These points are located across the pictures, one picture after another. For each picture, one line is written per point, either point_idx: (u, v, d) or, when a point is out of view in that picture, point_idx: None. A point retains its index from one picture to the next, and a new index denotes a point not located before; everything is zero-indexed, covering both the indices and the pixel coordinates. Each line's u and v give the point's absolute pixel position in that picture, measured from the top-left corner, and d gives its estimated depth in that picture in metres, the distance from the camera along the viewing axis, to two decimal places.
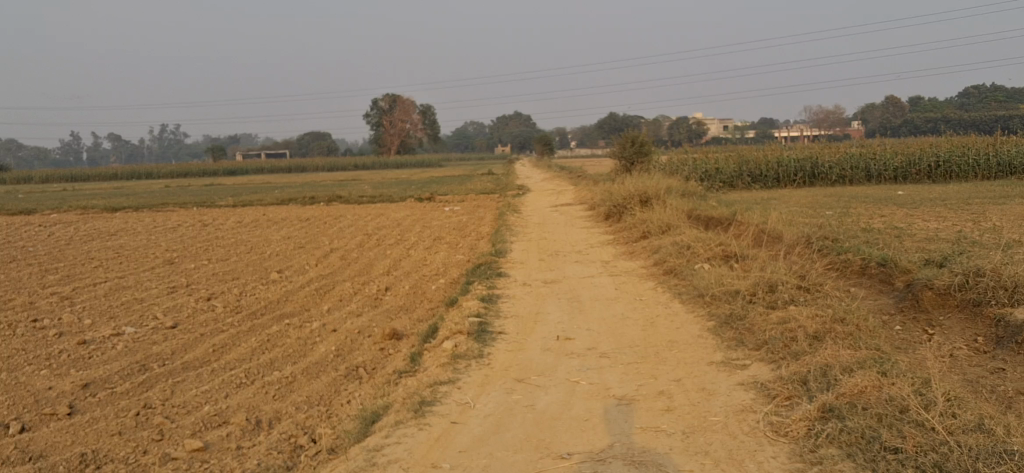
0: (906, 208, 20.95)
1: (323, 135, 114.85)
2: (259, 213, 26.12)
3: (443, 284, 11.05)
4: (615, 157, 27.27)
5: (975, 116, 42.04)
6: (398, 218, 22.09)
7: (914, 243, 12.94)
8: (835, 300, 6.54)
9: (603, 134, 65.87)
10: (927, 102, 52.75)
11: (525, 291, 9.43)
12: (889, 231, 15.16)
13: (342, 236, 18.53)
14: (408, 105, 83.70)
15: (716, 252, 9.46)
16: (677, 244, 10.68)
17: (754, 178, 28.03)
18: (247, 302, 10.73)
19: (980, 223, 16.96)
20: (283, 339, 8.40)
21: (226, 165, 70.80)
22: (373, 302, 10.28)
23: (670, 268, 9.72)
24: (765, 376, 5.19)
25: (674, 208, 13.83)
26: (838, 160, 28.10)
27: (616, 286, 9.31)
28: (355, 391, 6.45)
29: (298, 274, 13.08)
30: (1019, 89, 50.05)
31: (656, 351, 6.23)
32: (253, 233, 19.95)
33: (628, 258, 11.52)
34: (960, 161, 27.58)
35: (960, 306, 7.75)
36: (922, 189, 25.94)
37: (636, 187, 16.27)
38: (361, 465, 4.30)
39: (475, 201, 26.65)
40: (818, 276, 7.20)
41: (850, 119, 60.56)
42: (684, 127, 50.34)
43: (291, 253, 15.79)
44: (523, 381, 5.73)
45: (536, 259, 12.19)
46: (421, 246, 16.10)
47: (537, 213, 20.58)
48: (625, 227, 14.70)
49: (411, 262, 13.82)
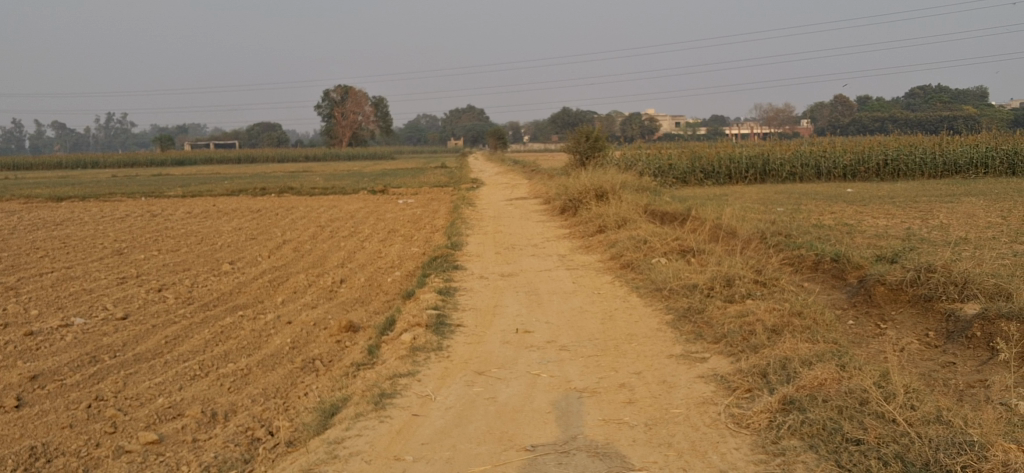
0: (855, 205, 21.29)
1: (274, 126, 113.76)
2: (209, 204, 25.79)
3: (399, 277, 10.99)
4: (570, 151, 27.32)
5: (921, 117, 42.99)
6: (351, 210, 21.95)
7: (865, 239, 13.15)
8: (792, 294, 6.59)
9: (556, 129, 66.07)
10: (874, 101, 53.73)
11: (482, 284, 9.41)
12: (840, 227, 15.41)
13: (295, 228, 18.34)
14: (361, 97, 83.14)
15: (672, 246, 9.50)
16: (634, 239, 10.71)
17: (706, 174, 28.29)
18: (199, 293, 10.58)
19: (928, 220, 17.32)
20: (237, 331, 8.30)
21: (175, 155, 69.82)
22: (328, 294, 10.18)
23: (627, 262, 9.75)
24: (724, 369, 5.22)
25: (629, 204, 13.90)
26: (789, 157, 28.46)
27: (573, 279, 9.33)
28: (312, 384, 6.38)
29: (250, 265, 12.93)
30: (963, 90, 51.24)
31: (615, 344, 6.25)
32: (203, 224, 19.67)
33: (585, 252, 11.55)
34: (907, 159, 28.36)
35: (912, 301, 7.94)
36: (870, 187, 26.43)
37: (591, 181, 16.32)
38: (321, 458, 4.26)
39: (429, 194, 26.55)
40: (774, 271, 7.25)
41: (800, 117, 61.40)
42: (637, 123, 50.61)
43: (243, 245, 15.60)
44: (483, 373, 5.71)
45: (493, 252, 12.17)
46: (375, 238, 15.99)
47: (492, 206, 20.59)
48: (580, 221, 14.75)
49: (366, 254, 13.73)
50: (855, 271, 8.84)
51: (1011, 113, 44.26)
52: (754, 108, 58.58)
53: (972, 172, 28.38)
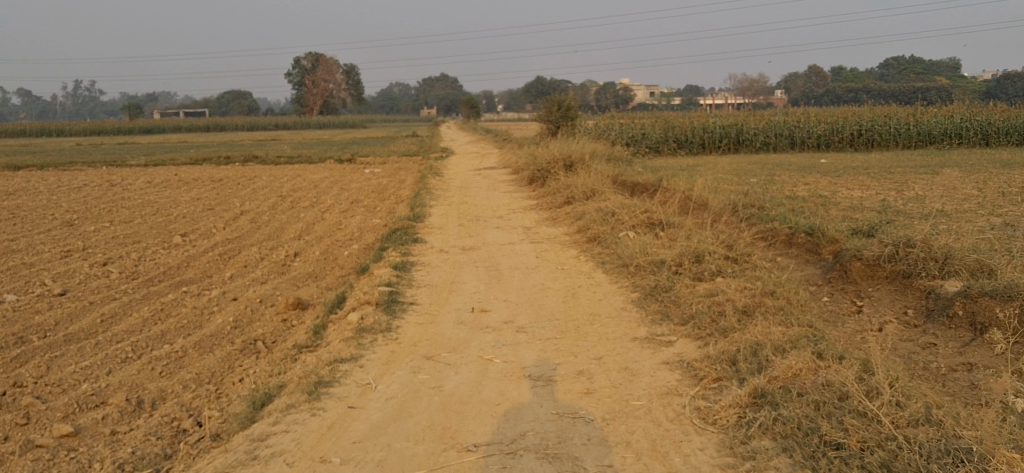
0: (830, 176, 20.98)
1: (244, 93, 112.11)
2: (171, 173, 25.08)
3: (357, 250, 10.49)
4: (541, 121, 26.81)
5: (895, 88, 42.84)
6: (315, 180, 21.38)
7: (840, 212, 12.80)
8: (765, 271, 6.17)
9: (529, 98, 65.42)
10: (848, 72, 53.62)
11: (442, 258, 8.95)
12: (814, 199, 15.06)
13: (255, 198, 17.77)
14: (332, 65, 81.96)
15: (640, 218, 9.06)
16: (601, 211, 10.26)
17: (680, 144, 27.89)
18: (145, 267, 10.07)
19: (903, 192, 17.02)
20: (178, 308, 7.81)
21: (142, 123, 68.49)
22: (281, 269, 9.70)
23: (594, 235, 9.31)
24: (691, 355, 4.80)
25: (598, 174, 13.46)
26: (763, 127, 28.11)
27: (537, 254, 8.89)
28: (250, 367, 5.92)
29: (204, 237, 12.40)
30: (936, 61, 51.18)
31: (576, 325, 5.84)
32: (161, 194, 19.04)
33: (552, 224, 11.10)
34: (882, 129, 28.19)
35: (889, 277, 7.59)
36: (844, 157, 26.15)
37: (560, 150, 15.84)
38: (240, 459, 3.80)
39: (397, 163, 25.99)
40: (745, 246, 6.82)
41: (774, 88, 61.14)
42: (610, 92, 50.10)
43: (199, 215, 15.04)
44: (432, 359, 5.26)
45: (456, 224, 11.70)
46: (336, 209, 15.46)
47: (460, 176, 20.12)
48: (548, 191, 14.30)
49: (325, 226, 13.23)
50: (829, 244, 8.47)
51: (983, 84, 44.28)
52: (728, 77, 58.16)
53: (946, 143, 28.24)
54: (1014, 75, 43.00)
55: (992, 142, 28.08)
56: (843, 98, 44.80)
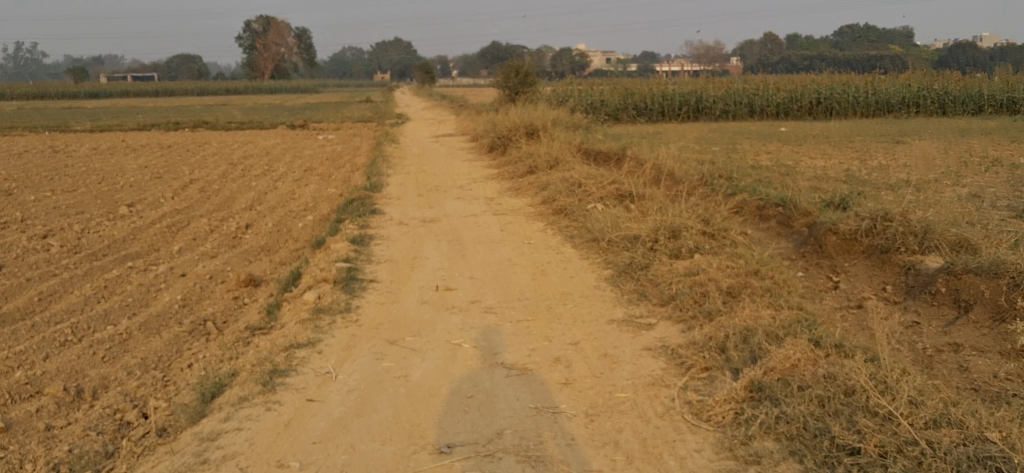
0: (791, 145, 20.86)
1: (193, 57, 109.78)
2: (117, 139, 24.29)
3: (312, 222, 10.07)
4: (499, 87, 26.37)
5: (850, 56, 42.96)
6: (267, 146, 20.78)
7: (806, 182, 12.62)
8: (745, 247, 5.88)
9: (486, 64, 64.74)
10: (803, 40, 53.74)
11: (402, 231, 8.57)
12: (778, 168, 14.88)
13: (205, 165, 17.17)
14: (284, 28, 80.37)
15: (609, 190, 8.75)
16: (567, 182, 9.93)
17: (639, 111, 27.62)
18: (87, 240, 9.55)
19: (866, 161, 16.93)
20: (123, 285, 7.34)
21: (88, 87, 66.76)
22: (232, 242, 9.25)
23: (560, 207, 8.97)
24: (675, 340, 4.49)
25: (561, 142, 13.12)
26: (722, 94, 27.94)
27: (501, 226, 8.54)
28: (200, 351, 5.51)
29: (151, 208, 11.86)
30: (888, 29, 51.48)
31: (548, 305, 5.52)
32: (107, 162, 18.35)
33: (514, 195, 10.75)
34: (840, 97, 28.17)
35: (866, 252, 7.37)
36: (803, 126, 26.08)
37: (521, 117, 15.46)
38: (188, 463, 3.43)
39: (351, 130, 25.42)
40: (722, 220, 6.52)
41: (730, 55, 61.17)
42: (567, 59, 49.67)
43: (146, 184, 14.46)
44: (396, 343, 4.90)
45: (415, 194, 11.30)
46: (290, 177, 14.95)
47: (417, 143, 19.66)
48: (509, 160, 13.94)
49: (279, 195, 12.75)
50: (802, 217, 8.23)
51: (935, 52, 44.64)
52: (684, 44, 58.00)
53: (903, 111, 28.32)
54: (966, 44, 43.38)
55: (949, 111, 28.22)
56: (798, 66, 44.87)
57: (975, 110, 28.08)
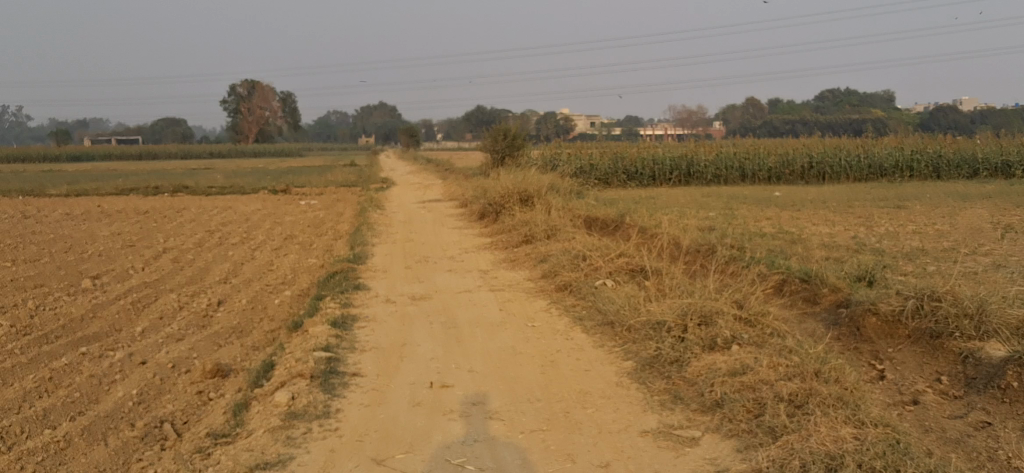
0: (789, 210, 20.21)
1: (177, 120, 109.30)
2: (92, 204, 23.43)
3: (290, 299, 9.17)
4: (487, 151, 25.71)
5: (835, 120, 42.78)
6: (247, 212, 19.93)
7: (818, 251, 11.87)
8: (790, 338, 5.05)
9: (471, 128, 64.46)
10: (785, 104, 53.81)
11: (389, 311, 7.70)
12: (784, 237, 14.13)
13: (181, 233, 16.28)
14: (269, 92, 80.11)
15: (618, 265, 7.92)
16: (569, 254, 9.09)
17: (629, 175, 26.98)
18: (39, 318, 8.59)
19: (872, 228, 16.24)
20: (70, 376, 6.41)
21: (70, 149, 65.83)
22: (201, 322, 8.33)
23: (563, 284, 8.11)
24: (733, 466, 3.64)
25: (558, 210, 12.34)
26: (713, 158, 27.35)
27: (500, 305, 7.69)
28: (148, 465, 4.58)
29: (116, 281, 10.92)
30: (869, 94, 51.53)
31: (566, 409, 4.64)
32: (77, 228, 17.43)
33: (511, 267, 9.91)
34: (832, 162, 27.67)
35: (912, 336, 6.51)
36: (798, 190, 25.48)
37: (513, 182, 14.70)
38: None
39: (335, 194, 24.67)
40: (757, 303, 5.68)
41: (712, 119, 61.10)
42: (552, 123, 49.32)
43: (116, 254, 13.54)
44: (386, 463, 4.02)
45: (403, 266, 10.44)
46: (269, 246, 14.09)
47: (403, 208, 18.88)
48: (502, 228, 13.14)
49: (256, 267, 11.86)
50: (831, 293, 7.35)
51: (917, 116, 44.57)
52: (668, 108, 57.90)
53: (896, 176, 27.84)
54: (947, 108, 43.30)
55: (941, 175, 27.76)
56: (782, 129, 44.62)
57: (968, 174, 27.64)
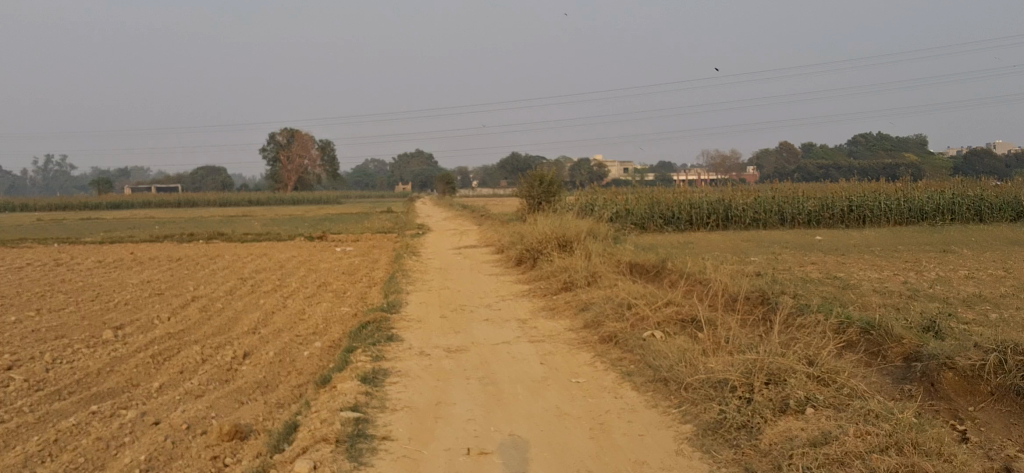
0: (833, 255, 19.57)
1: (214, 169, 110.32)
2: (125, 251, 23.28)
3: (319, 351, 8.72)
4: (522, 196, 25.31)
5: (870, 164, 42.11)
6: (279, 259, 19.61)
7: (872, 297, 11.27)
8: (873, 401, 4.49)
9: (505, 174, 64.33)
10: (819, 149, 53.25)
11: (423, 365, 7.22)
12: (833, 282, 13.52)
13: (211, 281, 15.94)
14: (305, 140, 80.64)
15: (667, 315, 7.39)
16: (613, 302, 8.57)
17: (666, 220, 26.45)
18: (55, 372, 8.19)
19: (924, 273, 15.58)
20: (79, 437, 5.97)
21: (109, 198, 66.35)
22: (224, 376, 7.89)
23: (608, 335, 7.58)
24: None
25: (598, 255, 11.84)
26: (752, 202, 26.73)
27: (541, 358, 7.18)
28: None
29: (141, 332, 10.54)
30: (904, 137, 50.78)
31: None
32: (107, 276, 17.17)
33: (551, 317, 9.40)
34: (873, 205, 26.98)
35: (995, 394, 5.78)
36: (840, 235, 24.78)
37: (551, 227, 14.24)
38: None
39: (369, 241, 24.35)
40: (829, 359, 5.12)
41: (746, 164, 60.47)
42: (584, 168, 48.99)
43: (142, 303, 13.20)
44: None
45: (437, 316, 9.98)
46: (300, 294, 13.70)
47: (438, 255, 18.48)
48: (539, 275, 12.66)
49: (285, 316, 11.44)
50: (897, 344, 6.59)
51: (954, 159, 43.78)
52: (702, 153, 57.45)
53: (939, 219, 27.10)
54: (986, 151, 42.49)
55: (986, 218, 26.98)
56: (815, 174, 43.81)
57: (1014, 217, 26.87)
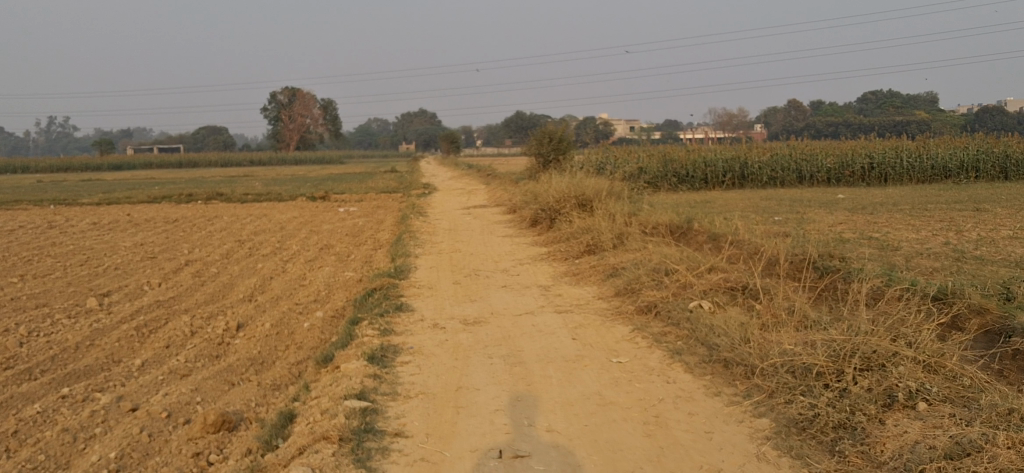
0: (860, 214, 18.61)
1: (218, 129, 109.26)
2: (122, 212, 22.47)
3: (321, 322, 7.88)
4: (531, 154, 24.38)
5: (882, 121, 40.96)
6: (282, 220, 18.75)
7: (921, 259, 10.33)
8: (1003, 395, 3.64)
9: (510, 133, 63.19)
10: (829, 106, 52.07)
11: (438, 339, 6.37)
12: (870, 242, 12.59)
13: (209, 243, 15.10)
14: (308, 99, 79.40)
15: (713, 283, 6.51)
16: (646, 266, 7.68)
17: (680, 179, 25.54)
18: (28, 346, 7.36)
19: (963, 232, 14.61)
20: (42, 428, 5.13)
21: (111, 159, 65.39)
22: (216, 351, 7.07)
23: (646, 305, 6.71)
24: None
25: (622, 214, 10.94)
26: (768, 160, 25.76)
27: (573, 332, 6.33)
28: None
29: (129, 300, 9.71)
30: (916, 94, 49.52)
31: None
32: (101, 239, 16.35)
33: (575, 283, 8.53)
34: (894, 163, 25.91)
35: None
36: (862, 193, 23.79)
37: (568, 185, 13.33)
38: None
39: (374, 201, 23.49)
40: (930, 338, 4.25)
41: (754, 122, 59.28)
42: (591, 128, 47.97)
43: (134, 267, 12.37)
44: None
45: (450, 282, 9.13)
46: (301, 257, 12.86)
47: (447, 215, 17.62)
48: (557, 237, 11.79)
49: (285, 282, 10.60)
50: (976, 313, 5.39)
51: (968, 116, 42.58)
52: (710, 112, 56.28)
53: (963, 177, 26.00)
54: (1000, 108, 41.28)
55: (1011, 176, 25.88)
56: (824, 132, 42.63)
57: None
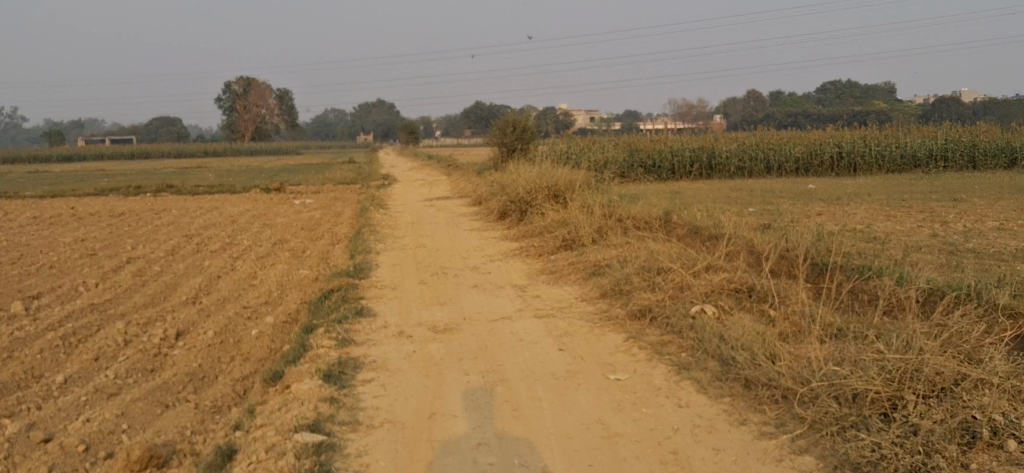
0: (833, 204, 18.05)
1: (171, 120, 106.94)
2: (67, 206, 21.29)
3: (273, 329, 7.03)
4: (493, 145, 23.56)
5: (843, 111, 40.58)
6: (235, 213, 17.79)
7: (917, 254, 9.70)
8: None
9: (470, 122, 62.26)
10: (788, 96, 51.80)
11: (406, 351, 5.57)
12: (856, 235, 11.96)
13: (155, 239, 14.11)
14: (263, 89, 77.75)
15: (715, 285, 5.78)
16: (635, 264, 6.93)
17: (647, 169, 24.87)
18: None
19: (947, 224, 14.03)
20: None
21: (60, 151, 63.31)
22: (151, 364, 6.20)
23: (639, 310, 5.97)
24: None
25: (598, 207, 10.18)
26: (736, 150, 25.18)
27: (560, 341, 5.55)
28: None
29: (59, 303, 8.77)
30: (874, 85, 49.33)
31: None
32: (39, 235, 15.27)
33: (554, 282, 7.77)
34: (863, 152, 25.44)
35: None
36: (832, 183, 23.26)
37: (538, 175, 12.56)
38: None
39: (332, 193, 22.52)
40: (1000, 356, 3.57)
41: (715, 112, 58.90)
42: (551, 117, 47.25)
43: (71, 266, 11.39)
44: None
45: (416, 281, 8.32)
46: (253, 253, 11.95)
47: (408, 207, 16.79)
48: (528, 231, 11.02)
49: (234, 281, 9.72)
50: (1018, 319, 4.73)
51: (928, 106, 42.38)
52: (671, 102, 55.77)
53: (931, 166, 25.59)
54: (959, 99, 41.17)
55: (979, 165, 25.50)
56: (786, 122, 42.22)
57: (1009, 163, 25.40)
